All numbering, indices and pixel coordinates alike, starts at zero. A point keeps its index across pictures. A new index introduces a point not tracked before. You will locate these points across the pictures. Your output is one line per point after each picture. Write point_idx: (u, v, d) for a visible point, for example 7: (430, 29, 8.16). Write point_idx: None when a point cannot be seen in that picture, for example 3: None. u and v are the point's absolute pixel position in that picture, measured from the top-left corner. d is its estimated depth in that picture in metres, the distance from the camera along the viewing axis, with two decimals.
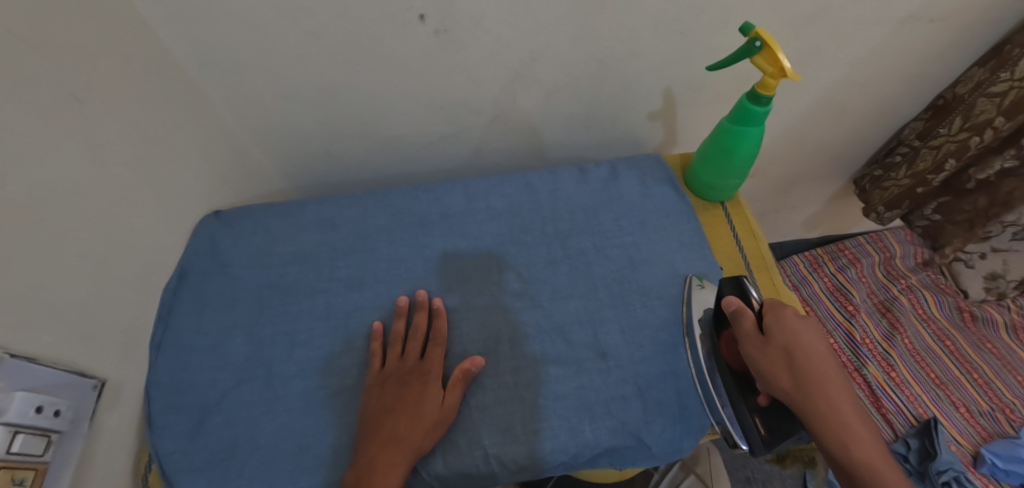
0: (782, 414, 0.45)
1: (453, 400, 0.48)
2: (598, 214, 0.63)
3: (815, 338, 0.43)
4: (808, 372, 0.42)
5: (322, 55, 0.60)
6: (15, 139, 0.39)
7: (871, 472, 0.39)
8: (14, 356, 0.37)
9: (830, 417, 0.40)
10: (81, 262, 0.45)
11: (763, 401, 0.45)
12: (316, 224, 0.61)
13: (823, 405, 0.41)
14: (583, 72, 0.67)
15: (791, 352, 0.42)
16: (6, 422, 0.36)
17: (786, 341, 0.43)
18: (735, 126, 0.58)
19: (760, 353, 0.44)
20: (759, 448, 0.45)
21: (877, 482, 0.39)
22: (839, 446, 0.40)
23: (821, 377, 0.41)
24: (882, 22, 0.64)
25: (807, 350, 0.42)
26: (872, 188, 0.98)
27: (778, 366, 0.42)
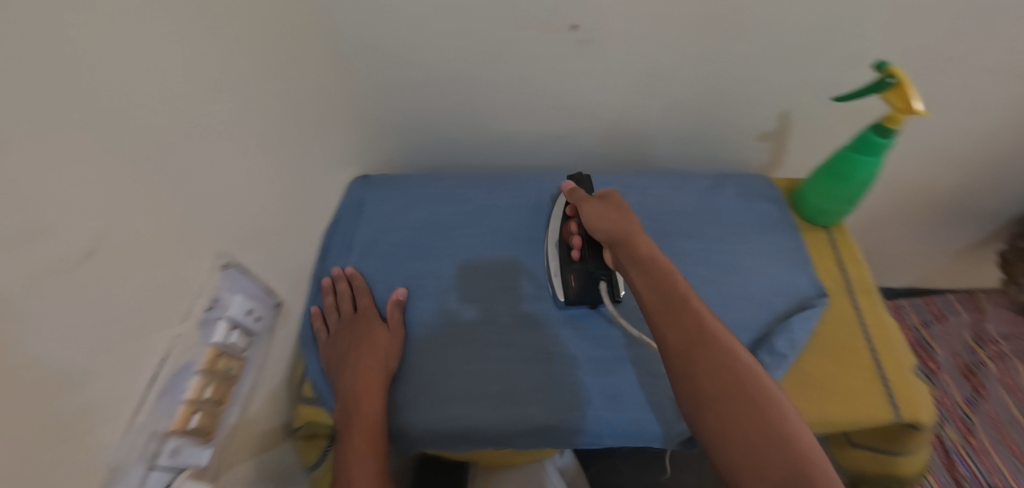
0: (589, 266, 0.57)
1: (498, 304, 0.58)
2: (705, 223, 0.67)
3: (642, 236, 0.49)
4: (643, 258, 0.46)
5: (470, 51, 0.68)
6: (247, 90, 0.49)
7: (717, 346, 0.38)
8: (237, 266, 0.47)
9: (677, 293, 0.42)
10: (274, 197, 0.54)
11: (575, 255, 0.58)
12: (445, 198, 0.69)
13: (668, 281, 0.44)
14: (700, 91, 0.72)
15: (623, 242, 0.50)
16: (228, 317, 0.44)
17: (607, 224, 0.53)
18: (853, 155, 0.60)
19: (599, 223, 0.54)
20: (565, 294, 0.58)
21: (733, 402, 0.35)
22: (673, 323, 0.40)
23: (645, 258, 0.46)
24: (1008, 73, 0.65)
25: (637, 243, 0.49)
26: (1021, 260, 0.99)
27: (601, 225, 0.54)
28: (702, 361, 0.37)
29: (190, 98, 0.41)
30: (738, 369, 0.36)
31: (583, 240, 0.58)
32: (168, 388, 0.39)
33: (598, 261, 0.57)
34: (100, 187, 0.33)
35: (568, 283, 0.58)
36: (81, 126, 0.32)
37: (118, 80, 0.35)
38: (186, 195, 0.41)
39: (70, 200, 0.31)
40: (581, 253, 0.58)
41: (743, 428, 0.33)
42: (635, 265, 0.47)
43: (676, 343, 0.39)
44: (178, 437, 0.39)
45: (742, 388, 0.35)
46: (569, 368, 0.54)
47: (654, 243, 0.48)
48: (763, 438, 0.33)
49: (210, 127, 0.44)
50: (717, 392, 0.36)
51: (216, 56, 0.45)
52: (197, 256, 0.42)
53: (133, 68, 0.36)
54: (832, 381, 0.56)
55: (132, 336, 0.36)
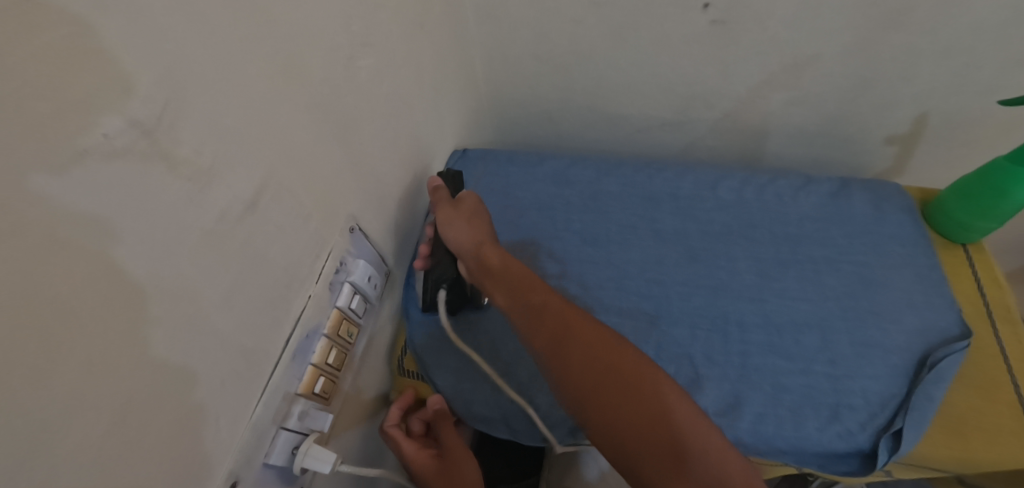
0: (438, 268, 0.52)
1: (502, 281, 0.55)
2: (832, 229, 0.62)
3: (485, 245, 0.50)
4: (500, 274, 0.48)
5: (593, 23, 0.64)
6: (388, 47, 0.46)
7: (569, 331, 0.42)
8: (361, 230, 0.45)
9: (533, 298, 0.45)
10: (397, 162, 0.52)
11: (422, 266, 0.53)
12: (551, 179, 0.66)
13: (519, 290, 0.46)
14: (838, 87, 0.66)
15: (468, 256, 0.50)
16: (351, 282, 0.43)
17: (449, 229, 0.52)
18: (1015, 165, 0.54)
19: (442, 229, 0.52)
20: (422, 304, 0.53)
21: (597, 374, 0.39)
22: (544, 335, 0.43)
23: (502, 271, 0.48)
24: None
25: (483, 254, 0.49)
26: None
27: (445, 228, 0.52)
28: (565, 342, 0.41)
29: (343, 51, 0.39)
30: (609, 358, 0.40)
31: (434, 247, 0.54)
32: (300, 350, 0.38)
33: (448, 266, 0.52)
34: (261, 142, 0.32)
35: (427, 300, 0.52)
36: (252, 73, 0.31)
37: (286, 27, 0.33)
38: (332, 152, 0.40)
39: (241, 147, 0.30)
40: (429, 262, 0.53)
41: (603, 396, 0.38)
42: (490, 283, 0.48)
43: (545, 344, 0.42)
44: (305, 399, 0.38)
45: (614, 374, 0.39)
46: (685, 370, 0.51)
47: (501, 251, 0.50)
48: (616, 401, 0.37)
49: (357, 82, 0.42)
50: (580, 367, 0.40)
51: (370, 8, 0.42)
52: (332, 217, 0.40)
53: (300, 12, 0.34)
54: (972, 413, 0.51)
55: (280, 292, 0.35)
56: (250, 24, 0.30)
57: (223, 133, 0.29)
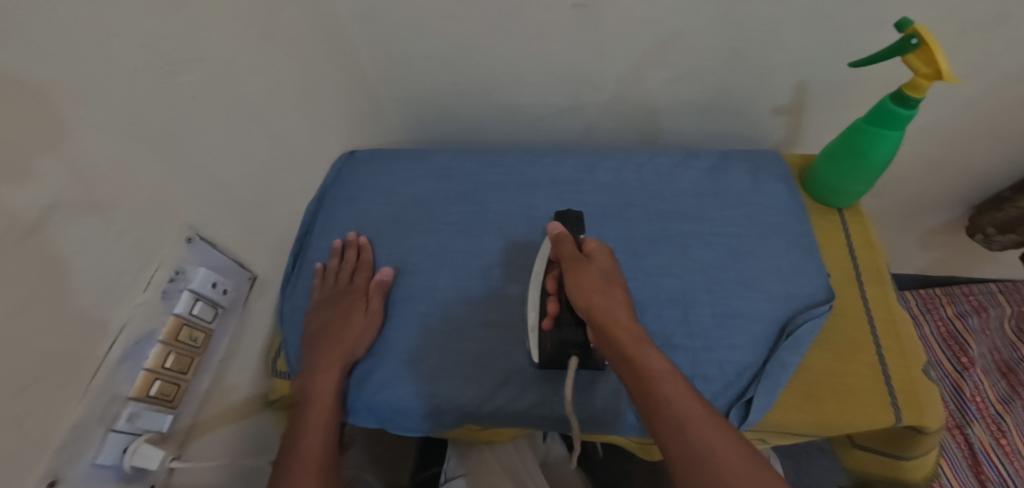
0: (565, 332, 0.49)
1: (377, 307, 0.54)
2: (705, 203, 0.63)
3: (619, 326, 0.45)
4: (637, 361, 0.41)
5: (464, 18, 0.65)
6: (222, 60, 0.48)
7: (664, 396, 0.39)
8: (203, 238, 0.47)
9: (673, 402, 0.38)
10: (253, 171, 0.54)
11: (547, 325, 0.50)
12: (434, 173, 0.67)
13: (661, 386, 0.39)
14: (710, 61, 0.67)
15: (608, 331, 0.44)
16: (191, 289, 0.45)
17: (588, 299, 0.47)
18: (869, 127, 0.55)
19: (576, 297, 0.48)
20: (542, 357, 0.50)
21: (695, 457, 0.35)
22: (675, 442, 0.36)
23: (649, 364, 0.41)
24: None
25: (618, 337, 0.44)
26: (988, 205, 0.88)
27: (579, 298, 0.47)
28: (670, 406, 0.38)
29: (152, 70, 0.41)
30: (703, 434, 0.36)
31: (561, 307, 0.50)
32: (129, 355, 0.40)
33: (574, 332, 0.49)
34: (51, 158, 0.33)
35: (547, 361, 0.50)
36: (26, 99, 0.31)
37: (77, 49, 0.34)
38: (149, 167, 0.41)
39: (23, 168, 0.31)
40: (553, 322, 0.50)
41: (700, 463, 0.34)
42: (608, 348, 0.44)
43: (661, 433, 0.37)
44: (138, 402, 0.40)
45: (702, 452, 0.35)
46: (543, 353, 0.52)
47: (643, 338, 0.44)
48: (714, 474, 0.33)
49: (177, 98, 0.44)
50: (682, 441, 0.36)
51: (189, 25, 0.44)
52: (159, 226, 0.42)
53: (94, 36, 0.36)
54: (831, 376, 0.52)
55: (94, 303, 0.37)
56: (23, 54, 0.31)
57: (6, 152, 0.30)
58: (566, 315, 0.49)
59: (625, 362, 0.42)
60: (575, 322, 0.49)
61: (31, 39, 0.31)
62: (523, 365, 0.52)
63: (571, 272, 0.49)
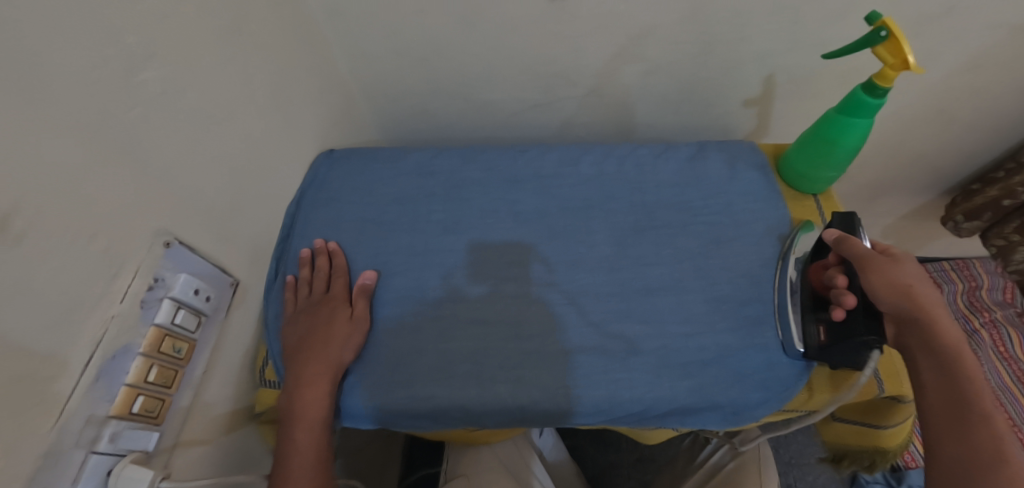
0: (849, 330, 0.48)
1: (362, 311, 0.53)
2: (686, 193, 0.65)
3: (950, 325, 0.43)
4: (947, 355, 0.42)
5: (442, 14, 0.64)
6: (192, 56, 0.45)
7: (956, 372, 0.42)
8: (181, 243, 0.44)
9: (973, 401, 0.41)
10: (227, 173, 0.51)
11: (840, 317, 0.48)
12: (416, 171, 0.66)
13: (957, 382, 0.42)
14: (684, 54, 0.68)
15: (923, 324, 0.44)
16: (173, 297, 0.42)
17: (902, 296, 0.44)
18: (841, 116, 0.57)
19: (885, 293, 0.45)
20: (811, 350, 0.51)
21: (971, 428, 0.40)
22: (951, 435, 0.40)
23: (951, 358, 0.42)
24: (1004, 24, 0.63)
25: (943, 331, 0.43)
26: (959, 192, 0.95)
27: (887, 293, 0.45)
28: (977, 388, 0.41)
29: (117, 65, 0.38)
30: (975, 407, 0.40)
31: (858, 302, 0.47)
32: (106, 371, 0.37)
33: (869, 325, 0.46)
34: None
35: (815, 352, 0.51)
36: None
37: (28, 40, 0.32)
38: (117, 170, 0.39)
39: None
40: (845, 316, 0.48)
41: (964, 429, 0.40)
42: (899, 316, 0.45)
43: (944, 400, 0.42)
44: (120, 420, 0.38)
45: (971, 423, 0.40)
46: (539, 347, 0.52)
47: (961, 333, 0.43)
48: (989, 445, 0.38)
49: (145, 96, 0.41)
50: (969, 414, 0.40)
51: (156, 18, 0.41)
52: (132, 232, 0.39)
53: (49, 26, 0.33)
54: None
55: (62, 317, 0.34)
56: None
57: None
58: (857, 309, 0.47)
59: (922, 333, 0.43)
60: (870, 316, 0.47)
61: None
62: (520, 361, 0.52)
63: (870, 264, 0.47)
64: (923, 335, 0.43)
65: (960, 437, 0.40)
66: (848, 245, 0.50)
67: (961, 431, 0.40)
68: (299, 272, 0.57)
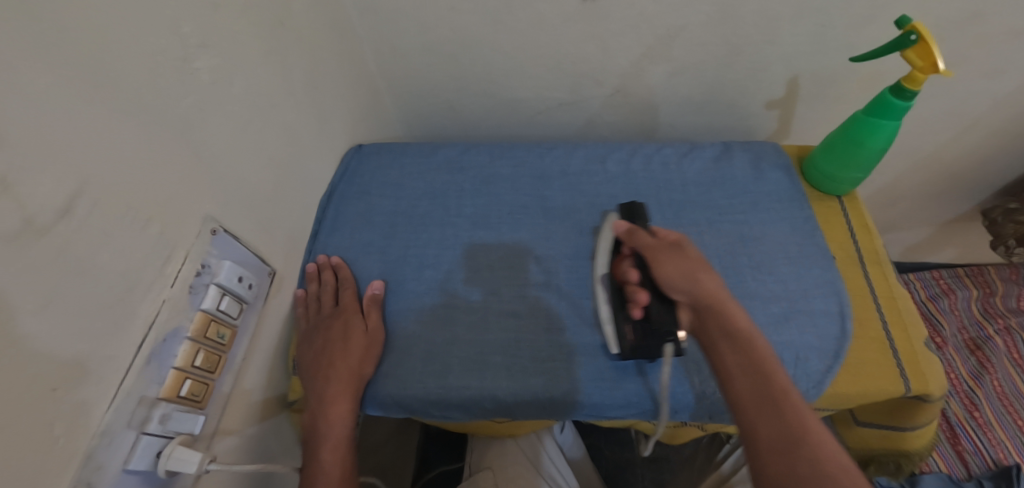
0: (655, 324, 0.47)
1: (376, 322, 0.53)
2: (713, 192, 0.65)
3: (734, 305, 0.44)
4: (735, 335, 0.42)
5: (472, 11, 0.65)
6: (239, 47, 0.46)
7: (748, 353, 0.41)
8: (225, 231, 0.45)
9: (770, 376, 0.39)
10: (266, 163, 0.52)
11: (639, 314, 0.47)
12: (445, 166, 0.67)
13: (755, 363, 0.40)
14: (710, 55, 0.69)
15: (716, 308, 0.44)
16: (218, 283, 0.43)
17: (693, 284, 0.44)
18: (868, 118, 0.58)
19: (680, 282, 0.45)
20: (625, 350, 0.49)
21: (778, 404, 0.37)
22: (760, 414, 0.38)
23: (744, 334, 0.42)
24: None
25: (731, 312, 0.43)
26: (1004, 221, 0.95)
27: (683, 282, 0.45)
28: (769, 366, 0.40)
29: (172, 53, 0.39)
30: (775, 385, 0.39)
31: (650, 296, 0.47)
32: (157, 354, 0.38)
33: (669, 317, 0.46)
34: (59, 139, 0.30)
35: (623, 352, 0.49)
36: (38, 81, 0.29)
37: (94, 26, 0.32)
38: (171, 155, 0.39)
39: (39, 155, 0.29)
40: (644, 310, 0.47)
41: (776, 407, 0.37)
42: (694, 304, 0.45)
43: (744, 386, 0.39)
44: (169, 403, 0.38)
45: (774, 401, 0.38)
46: (570, 340, 0.53)
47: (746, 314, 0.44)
48: (794, 419, 0.36)
49: (197, 84, 0.41)
50: (774, 393, 0.38)
51: (209, 9, 0.42)
52: (182, 217, 0.40)
53: (114, 15, 0.34)
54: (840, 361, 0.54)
55: (118, 298, 0.35)
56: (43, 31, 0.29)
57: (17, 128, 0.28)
58: (653, 299, 0.46)
59: (716, 318, 0.43)
60: (664, 308, 0.46)
61: (49, 17, 0.29)
62: (552, 353, 0.52)
63: (656, 255, 0.47)
64: (716, 320, 0.43)
65: (777, 420, 0.37)
66: (638, 241, 0.49)
67: (761, 411, 0.38)
68: (307, 286, 0.57)
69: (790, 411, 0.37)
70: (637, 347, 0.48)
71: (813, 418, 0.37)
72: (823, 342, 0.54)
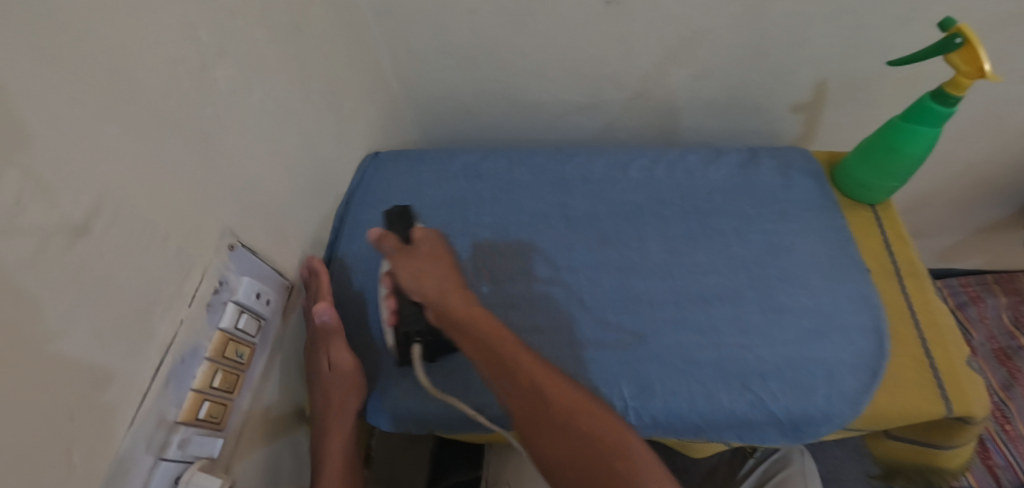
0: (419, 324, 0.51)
1: (344, 358, 0.49)
2: (740, 200, 0.63)
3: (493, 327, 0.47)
4: (502, 364, 0.45)
5: (492, 14, 0.63)
6: (258, 54, 0.45)
7: (516, 371, 0.45)
8: (243, 245, 0.44)
9: (546, 390, 0.43)
10: (285, 173, 0.51)
11: (395, 321, 0.52)
12: (463, 174, 0.65)
13: (521, 380, 0.44)
14: (737, 58, 0.67)
15: (487, 328, 0.47)
16: (236, 301, 0.42)
17: (442, 297, 0.49)
18: (905, 124, 0.55)
19: (408, 282, 0.50)
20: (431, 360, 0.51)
21: (549, 420, 0.42)
22: (542, 429, 0.42)
23: (503, 356, 0.45)
24: None
25: (466, 328, 0.47)
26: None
27: (412, 282, 0.50)
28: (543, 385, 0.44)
29: (191, 63, 0.37)
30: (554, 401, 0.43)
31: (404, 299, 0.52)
32: (175, 376, 0.37)
33: (416, 317, 0.50)
34: (82, 154, 0.29)
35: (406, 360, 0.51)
36: (64, 97, 0.28)
37: (114, 35, 0.31)
38: (190, 169, 0.38)
39: (63, 171, 0.28)
40: (398, 317, 0.51)
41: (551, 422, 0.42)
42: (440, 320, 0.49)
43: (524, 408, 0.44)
44: (187, 426, 0.37)
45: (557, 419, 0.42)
46: (594, 356, 0.51)
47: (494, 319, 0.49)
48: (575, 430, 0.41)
49: (216, 95, 0.40)
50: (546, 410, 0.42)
51: (228, 17, 0.41)
52: (202, 232, 0.39)
53: (133, 25, 0.32)
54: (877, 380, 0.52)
55: (138, 320, 0.34)
56: (67, 43, 0.28)
57: (42, 144, 0.27)
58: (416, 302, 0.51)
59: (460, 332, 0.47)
60: (415, 309, 0.51)
61: (71, 27, 0.28)
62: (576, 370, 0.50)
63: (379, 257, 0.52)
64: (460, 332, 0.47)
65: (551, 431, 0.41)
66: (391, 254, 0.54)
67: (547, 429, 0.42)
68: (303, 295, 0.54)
69: (564, 422, 0.41)
70: (434, 345, 0.50)
71: (589, 424, 0.41)
72: (860, 360, 0.52)
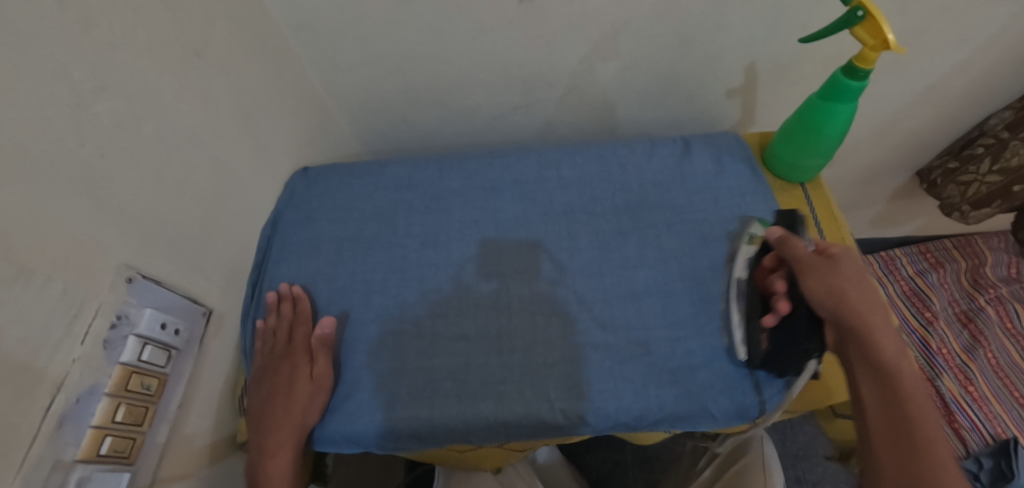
0: (796, 330, 0.45)
1: (322, 368, 0.50)
2: (671, 189, 0.63)
3: (882, 326, 0.43)
4: (885, 373, 0.42)
5: (409, 22, 0.62)
6: (147, 85, 0.44)
7: (881, 382, 0.42)
8: (145, 277, 0.43)
9: (897, 384, 0.41)
10: (194, 200, 0.50)
11: (783, 313, 0.45)
12: (394, 185, 0.65)
13: (884, 371, 0.42)
14: (661, 47, 0.67)
15: (860, 335, 0.43)
16: (138, 334, 0.41)
17: (839, 302, 0.43)
18: (824, 102, 0.55)
19: (823, 300, 0.43)
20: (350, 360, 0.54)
21: (913, 446, 0.38)
22: (904, 449, 0.39)
23: (881, 357, 0.42)
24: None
25: (871, 328, 0.43)
26: (945, 183, 0.92)
27: (825, 300, 0.43)
28: (912, 398, 0.41)
29: (63, 103, 0.36)
30: (901, 422, 0.40)
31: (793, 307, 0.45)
32: (71, 415, 0.36)
33: (811, 331, 0.45)
34: None
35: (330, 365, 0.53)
36: None
37: None
38: (68, 209, 0.37)
39: None
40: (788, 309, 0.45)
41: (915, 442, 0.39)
42: (839, 327, 0.44)
43: (874, 430, 0.41)
44: (87, 464, 0.37)
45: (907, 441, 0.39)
46: (521, 361, 0.51)
47: (887, 319, 0.44)
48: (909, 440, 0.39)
49: (98, 131, 0.39)
50: (906, 427, 0.39)
51: (109, 51, 0.40)
52: (91, 271, 0.39)
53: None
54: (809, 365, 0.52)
55: (21, 365, 0.33)
56: None
57: None
58: (800, 311, 0.45)
59: (868, 341, 0.43)
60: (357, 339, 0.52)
61: None
62: (502, 376, 0.51)
63: (788, 244, 0.47)
64: (866, 341, 0.43)
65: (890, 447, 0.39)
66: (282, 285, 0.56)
67: (901, 450, 0.39)
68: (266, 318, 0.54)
69: (929, 443, 0.38)
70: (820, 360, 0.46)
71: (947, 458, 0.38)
72: None
